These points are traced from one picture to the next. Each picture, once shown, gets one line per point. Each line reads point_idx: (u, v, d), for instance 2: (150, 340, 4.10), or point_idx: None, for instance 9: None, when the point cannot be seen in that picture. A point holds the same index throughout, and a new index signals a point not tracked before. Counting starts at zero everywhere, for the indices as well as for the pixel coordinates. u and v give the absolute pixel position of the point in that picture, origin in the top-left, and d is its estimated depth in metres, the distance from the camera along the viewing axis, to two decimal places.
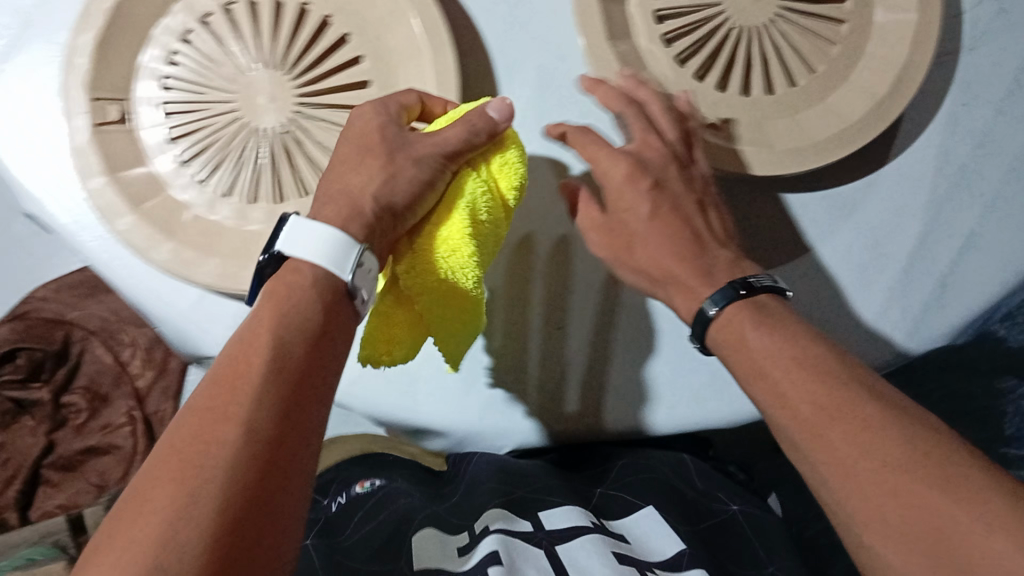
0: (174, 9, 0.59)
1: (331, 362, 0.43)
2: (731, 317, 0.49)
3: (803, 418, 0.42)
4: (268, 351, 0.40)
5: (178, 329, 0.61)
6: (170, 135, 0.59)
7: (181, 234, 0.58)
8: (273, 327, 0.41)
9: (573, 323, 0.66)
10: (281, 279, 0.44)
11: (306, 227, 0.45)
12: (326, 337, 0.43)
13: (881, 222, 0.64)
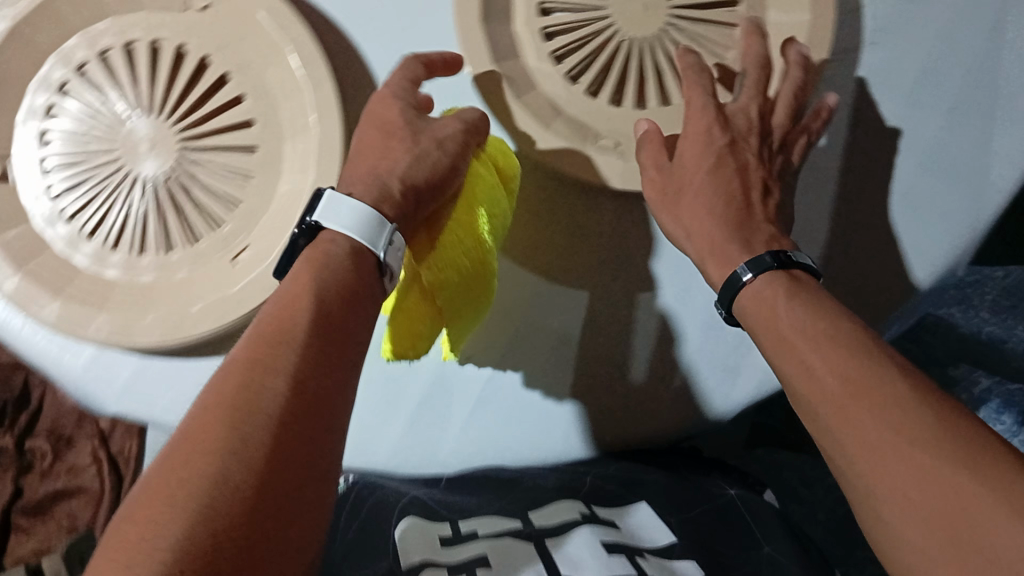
0: (50, 61, 0.58)
1: (361, 324, 0.45)
2: (759, 291, 0.50)
3: (824, 395, 0.43)
4: (305, 314, 0.43)
5: (77, 387, 0.60)
6: (52, 191, 0.58)
7: (70, 289, 0.57)
8: (309, 289, 0.44)
9: (610, 303, 0.62)
10: (320, 243, 0.47)
11: (342, 200, 0.47)
12: (358, 300, 0.45)
13: (860, 160, 0.63)
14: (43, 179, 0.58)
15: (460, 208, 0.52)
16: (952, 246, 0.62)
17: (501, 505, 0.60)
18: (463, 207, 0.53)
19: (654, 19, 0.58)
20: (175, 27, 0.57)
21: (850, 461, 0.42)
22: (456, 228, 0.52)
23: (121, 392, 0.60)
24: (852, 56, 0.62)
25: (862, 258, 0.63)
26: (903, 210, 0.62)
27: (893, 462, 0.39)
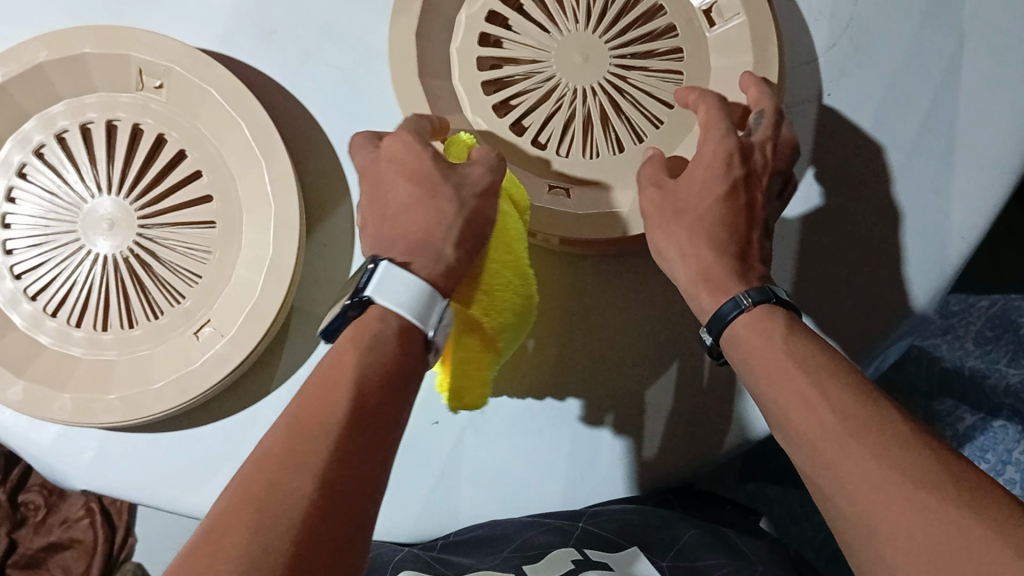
0: (7, 145, 0.58)
1: (400, 410, 0.43)
2: (756, 319, 0.47)
3: (815, 435, 0.41)
4: (347, 399, 0.40)
5: (47, 463, 0.59)
6: (14, 272, 0.59)
7: (31, 369, 0.57)
8: (350, 371, 0.42)
9: (611, 346, 0.61)
10: (365, 320, 0.45)
11: (396, 275, 0.45)
12: (398, 387, 0.43)
13: (839, 170, 0.62)
14: (4, 261, 0.59)
15: (497, 244, 0.51)
16: (950, 250, 0.61)
17: (500, 556, 0.57)
18: (499, 245, 0.51)
19: (595, 68, 0.57)
20: (129, 107, 0.58)
21: (839, 502, 0.39)
22: (496, 265, 0.51)
23: (89, 469, 0.59)
24: (809, 103, 0.62)
25: (852, 270, 0.62)
26: (879, 252, 0.62)
27: (895, 498, 0.37)
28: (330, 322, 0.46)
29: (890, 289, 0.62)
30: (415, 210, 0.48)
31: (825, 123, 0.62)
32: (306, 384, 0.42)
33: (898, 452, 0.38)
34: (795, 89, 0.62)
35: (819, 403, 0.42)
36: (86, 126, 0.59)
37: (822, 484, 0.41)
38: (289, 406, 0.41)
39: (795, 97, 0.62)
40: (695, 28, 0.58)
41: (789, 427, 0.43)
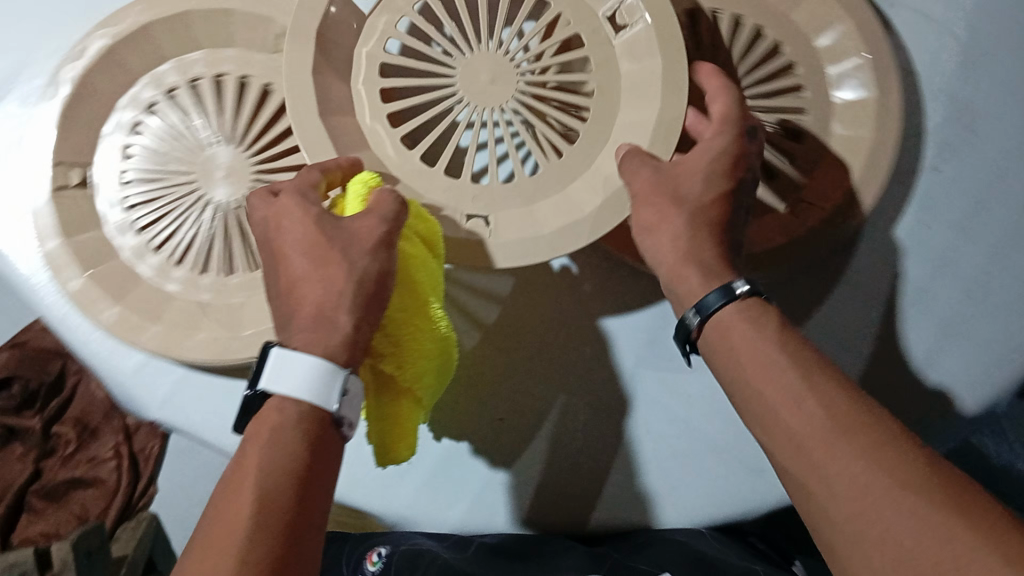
0: (142, 82, 0.61)
1: (320, 503, 0.41)
2: (727, 319, 0.46)
3: (799, 431, 0.41)
4: (255, 502, 0.39)
5: (125, 388, 0.62)
6: (127, 202, 0.60)
7: (129, 297, 0.59)
8: (256, 469, 0.40)
9: (625, 395, 0.64)
10: (262, 421, 0.42)
11: (288, 359, 0.43)
12: (311, 479, 0.41)
13: (926, 250, 0.63)
14: (119, 190, 0.60)
15: (400, 298, 0.50)
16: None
17: None
18: (400, 297, 0.50)
19: (507, 87, 0.54)
20: (264, 66, 0.59)
21: (825, 503, 0.39)
22: (400, 322, 0.50)
23: (162, 401, 0.62)
24: (912, 177, 0.63)
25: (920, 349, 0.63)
26: (955, 333, 0.62)
27: (881, 501, 0.37)
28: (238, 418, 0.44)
29: (955, 374, 0.63)
30: (312, 281, 0.45)
31: (922, 200, 0.63)
32: (218, 490, 0.41)
33: (886, 452, 0.38)
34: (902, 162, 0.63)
35: (807, 402, 0.41)
36: (219, 77, 0.60)
37: (804, 481, 0.40)
38: (199, 525, 0.40)
39: (900, 169, 0.63)
40: (603, 38, 0.54)
41: (773, 420, 0.42)
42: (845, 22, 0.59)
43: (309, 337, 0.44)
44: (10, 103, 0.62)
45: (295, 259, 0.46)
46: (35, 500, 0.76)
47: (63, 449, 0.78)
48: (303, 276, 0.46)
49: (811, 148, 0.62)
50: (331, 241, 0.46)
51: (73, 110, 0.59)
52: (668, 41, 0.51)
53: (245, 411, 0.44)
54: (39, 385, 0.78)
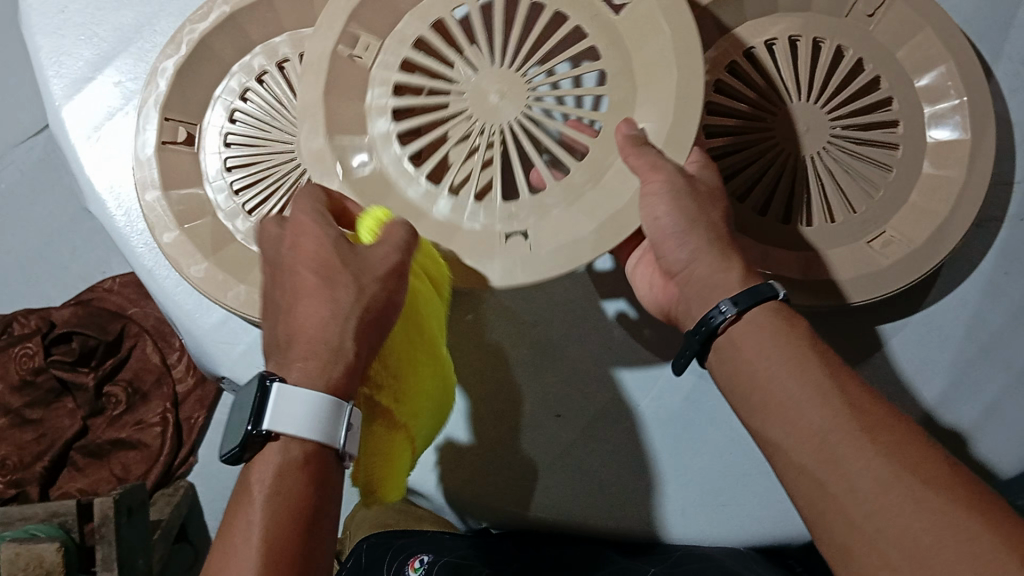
0: (257, 51, 0.63)
1: (321, 548, 0.42)
2: (757, 321, 0.45)
3: (817, 425, 0.41)
4: (256, 554, 0.39)
5: (202, 343, 0.65)
6: (226, 164, 0.63)
7: (218, 255, 0.60)
8: (257, 521, 0.40)
9: (659, 412, 0.64)
10: (248, 499, 0.41)
11: (291, 398, 0.42)
12: (314, 523, 0.42)
13: (1002, 298, 0.62)
14: (219, 151, 0.63)
15: (403, 335, 0.51)
16: None
17: None
18: (402, 335, 0.51)
19: (509, 106, 0.52)
20: None
21: (842, 498, 0.39)
22: (402, 365, 0.51)
23: (237, 358, 0.64)
24: (997, 223, 0.63)
25: (989, 405, 0.62)
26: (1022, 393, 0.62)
27: (902, 500, 0.37)
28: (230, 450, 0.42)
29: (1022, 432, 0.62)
30: (316, 299, 0.44)
31: (1002, 249, 0.63)
32: (221, 537, 0.42)
33: (906, 453, 0.39)
34: (989, 207, 0.63)
35: (830, 397, 0.41)
36: None
37: (818, 475, 0.40)
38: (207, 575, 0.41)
39: (985, 215, 0.63)
40: (608, 27, 0.51)
41: (790, 416, 0.42)
42: (948, 64, 0.60)
43: (314, 356, 0.43)
44: (125, 59, 0.67)
45: (283, 294, 0.46)
46: (79, 454, 0.94)
47: (114, 408, 0.94)
48: (310, 292, 0.45)
49: (899, 182, 0.61)
50: (344, 265, 0.45)
51: (190, 69, 0.61)
52: (689, 57, 0.47)
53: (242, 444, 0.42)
54: (97, 344, 0.92)
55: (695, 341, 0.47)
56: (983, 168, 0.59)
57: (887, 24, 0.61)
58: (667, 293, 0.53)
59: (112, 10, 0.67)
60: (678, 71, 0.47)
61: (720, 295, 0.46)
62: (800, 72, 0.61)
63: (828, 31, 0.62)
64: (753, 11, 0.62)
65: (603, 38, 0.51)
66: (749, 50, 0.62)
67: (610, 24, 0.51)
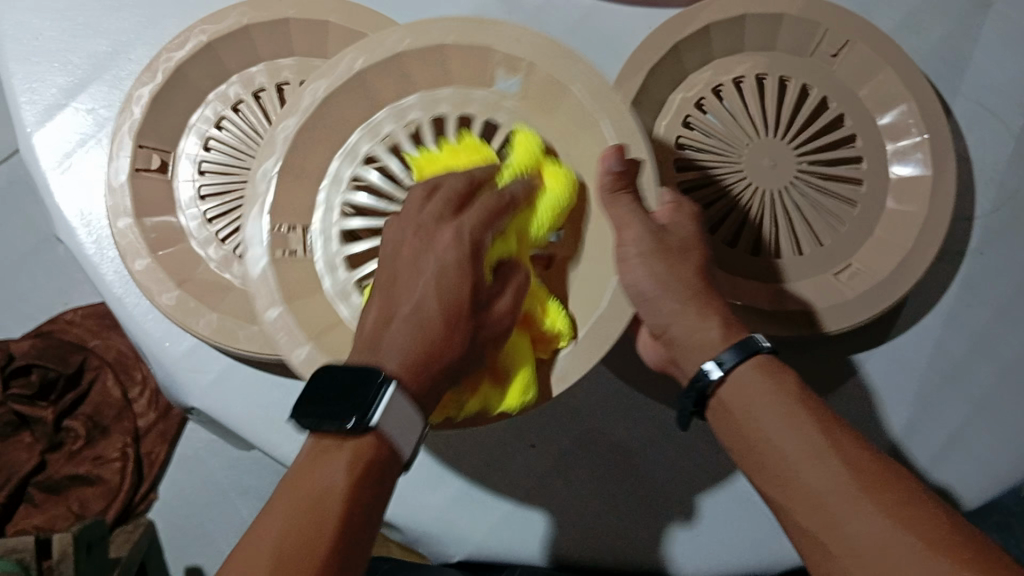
0: (233, 81, 0.64)
1: (371, 513, 0.41)
2: (743, 377, 0.47)
3: (817, 486, 0.42)
4: (340, 500, 0.39)
5: (171, 371, 0.64)
6: (200, 193, 0.63)
7: (188, 283, 0.60)
8: (333, 480, 0.40)
9: (631, 447, 0.64)
10: (301, 487, 0.40)
11: (399, 406, 0.42)
12: (372, 493, 0.41)
13: (962, 332, 0.64)
14: (193, 180, 0.63)
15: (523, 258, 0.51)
16: None
17: None
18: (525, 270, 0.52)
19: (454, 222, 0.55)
20: None
21: (845, 563, 0.41)
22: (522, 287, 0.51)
23: (205, 388, 0.64)
24: (957, 258, 0.65)
25: (951, 438, 0.63)
26: (983, 426, 0.63)
27: (903, 560, 0.38)
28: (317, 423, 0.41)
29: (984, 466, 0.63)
30: (413, 289, 0.46)
31: (960, 284, 0.64)
32: (280, 489, 0.40)
33: (901, 509, 0.40)
34: (950, 242, 0.65)
35: (827, 457, 0.43)
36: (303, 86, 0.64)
37: (818, 535, 0.42)
38: (260, 518, 0.39)
39: (946, 250, 0.65)
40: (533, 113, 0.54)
41: (788, 477, 0.44)
42: (910, 103, 0.62)
43: (393, 343, 0.44)
44: (99, 87, 0.67)
45: (382, 299, 0.46)
46: (36, 491, 0.90)
47: (73, 443, 0.92)
48: (399, 278, 0.46)
49: (864, 217, 0.62)
50: (418, 231, 0.47)
51: (165, 97, 0.62)
52: (606, 96, 0.51)
53: (320, 420, 0.41)
54: (57, 377, 0.91)
55: (689, 401, 0.50)
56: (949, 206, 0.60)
57: (849, 63, 0.64)
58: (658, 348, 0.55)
59: (86, 38, 0.67)
60: (606, 123, 0.51)
61: (704, 357, 0.48)
62: (767, 109, 0.63)
63: (796, 70, 0.64)
64: (721, 49, 0.65)
65: (522, 129, 0.54)
66: (717, 87, 0.65)
67: (517, 108, 0.54)
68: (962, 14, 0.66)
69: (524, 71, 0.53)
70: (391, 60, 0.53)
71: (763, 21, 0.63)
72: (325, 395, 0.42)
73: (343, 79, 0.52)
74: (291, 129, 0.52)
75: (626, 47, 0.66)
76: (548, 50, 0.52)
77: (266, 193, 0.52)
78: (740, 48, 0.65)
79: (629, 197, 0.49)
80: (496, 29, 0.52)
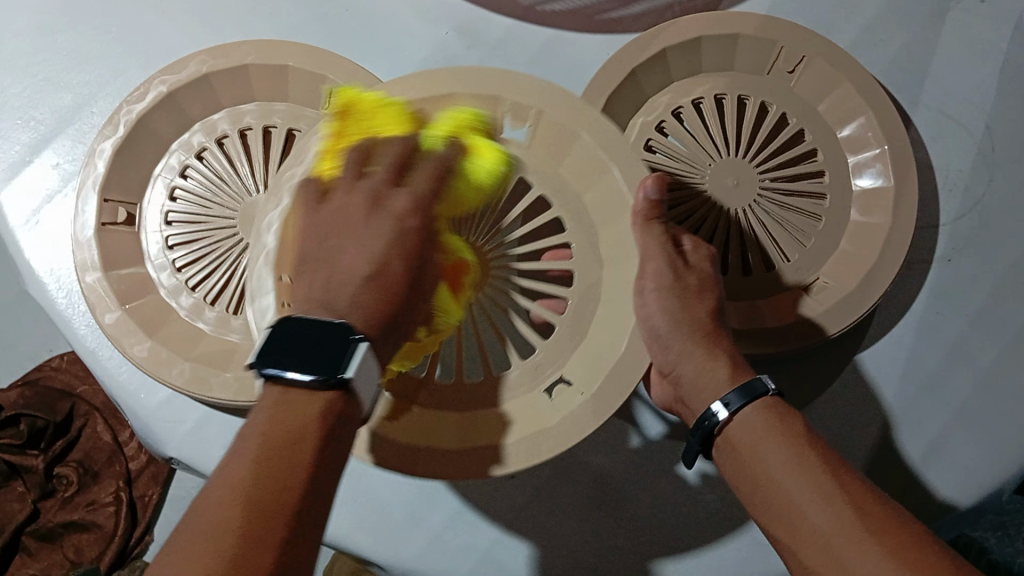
0: (195, 129, 0.64)
1: (338, 456, 0.39)
2: (750, 419, 0.48)
3: (823, 527, 0.42)
4: (317, 426, 0.38)
5: (148, 424, 0.64)
6: (167, 243, 0.63)
7: (159, 333, 0.60)
8: (309, 413, 0.38)
9: (613, 470, 0.64)
10: (273, 421, 0.38)
11: (370, 362, 0.40)
12: (337, 438, 0.39)
13: (934, 338, 0.64)
14: (160, 230, 0.63)
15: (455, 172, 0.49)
16: None
17: None
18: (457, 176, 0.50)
19: None
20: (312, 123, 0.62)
21: None
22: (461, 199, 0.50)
23: (182, 438, 0.64)
24: (926, 266, 0.65)
25: (928, 443, 0.63)
26: (959, 430, 0.63)
27: None
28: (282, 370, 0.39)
29: (967, 472, 0.62)
30: (359, 247, 0.45)
31: (930, 290, 0.65)
32: (243, 425, 0.39)
33: (908, 548, 0.40)
34: (919, 249, 0.65)
35: (834, 499, 0.43)
36: (267, 130, 0.63)
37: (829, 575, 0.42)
38: (234, 441, 0.38)
39: (914, 256, 0.65)
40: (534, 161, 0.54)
41: (795, 517, 0.44)
42: (867, 115, 0.62)
43: (325, 293, 0.43)
44: (64, 142, 0.68)
45: (311, 275, 0.44)
46: (30, 539, 0.90)
47: (65, 491, 0.91)
48: (325, 247, 0.45)
49: (829, 232, 0.63)
50: (370, 199, 0.46)
51: (129, 150, 0.62)
52: (617, 145, 0.51)
53: (283, 360, 0.39)
54: (46, 425, 0.91)
55: (694, 442, 0.51)
56: (910, 213, 0.60)
57: (808, 80, 0.64)
58: (665, 387, 0.55)
59: (50, 93, 0.68)
60: (618, 168, 0.52)
61: (710, 398, 0.49)
62: (727, 128, 0.64)
63: (754, 88, 0.65)
64: (679, 72, 0.65)
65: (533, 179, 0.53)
66: (678, 108, 0.65)
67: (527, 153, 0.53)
68: (917, 25, 0.67)
69: (533, 120, 0.53)
70: (396, 106, 0.52)
71: (719, 41, 0.64)
72: (292, 350, 0.39)
73: (347, 124, 0.51)
74: (297, 177, 0.50)
75: (583, 73, 0.67)
76: (558, 100, 0.51)
77: (271, 242, 0.49)
78: (699, 68, 0.66)
79: (660, 226, 0.52)
80: (508, 78, 0.52)
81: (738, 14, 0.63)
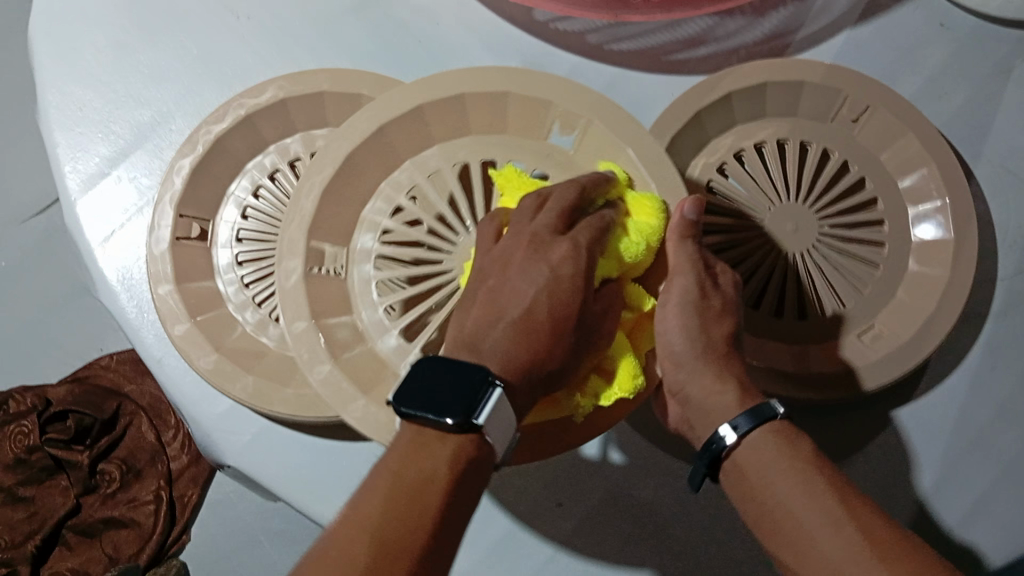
0: (270, 150, 0.67)
1: (469, 494, 0.41)
2: (757, 442, 0.48)
3: (836, 556, 0.43)
4: (447, 470, 0.41)
5: (211, 433, 0.66)
6: (237, 258, 0.66)
7: (224, 346, 0.61)
8: (444, 457, 0.41)
9: (661, 506, 0.64)
10: (409, 463, 0.41)
11: (504, 409, 0.43)
12: (468, 473, 0.41)
13: (987, 392, 0.64)
14: (231, 246, 0.66)
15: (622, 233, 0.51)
16: None
17: None
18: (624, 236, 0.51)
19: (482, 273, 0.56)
20: None
21: None
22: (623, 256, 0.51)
23: (243, 448, 0.65)
24: (980, 318, 0.65)
25: (982, 497, 0.62)
26: (1013, 486, 0.62)
27: None
28: (418, 409, 0.42)
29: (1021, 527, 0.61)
30: (520, 288, 0.47)
31: (983, 344, 0.65)
32: (382, 459, 0.42)
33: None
34: (975, 301, 0.65)
35: (844, 526, 0.43)
36: None
37: None
38: (373, 473, 0.41)
39: (968, 309, 0.65)
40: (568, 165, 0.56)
41: (806, 545, 0.44)
42: (930, 166, 0.63)
43: (485, 325, 0.46)
44: (141, 156, 0.70)
45: (477, 308, 0.47)
46: (70, 534, 0.92)
47: (107, 487, 0.93)
48: (500, 283, 0.48)
49: (887, 279, 0.63)
50: (530, 240, 0.48)
51: (205, 166, 0.64)
52: (661, 168, 0.53)
53: (424, 405, 0.42)
54: (93, 421, 0.93)
55: (701, 463, 0.51)
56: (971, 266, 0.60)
57: (871, 129, 0.65)
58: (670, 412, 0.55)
59: (129, 109, 0.71)
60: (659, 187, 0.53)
61: (714, 425, 0.49)
62: (790, 173, 0.65)
63: (815, 135, 0.66)
64: (743, 115, 0.66)
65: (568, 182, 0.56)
66: (740, 151, 0.66)
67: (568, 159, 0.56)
68: (980, 79, 0.67)
69: (581, 128, 0.55)
70: (439, 102, 0.55)
71: (785, 87, 0.65)
72: (428, 393, 0.42)
73: (399, 112, 0.54)
74: (342, 152, 0.54)
75: (649, 110, 0.68)
76: (608, 110, 0.54)
77: (309, 208, 0.53)
78: (763, 113, 0.67)
79: (693, 245, 0.53)
80: (561, 85, 0.54)
81: (805, 61, 0.64)
